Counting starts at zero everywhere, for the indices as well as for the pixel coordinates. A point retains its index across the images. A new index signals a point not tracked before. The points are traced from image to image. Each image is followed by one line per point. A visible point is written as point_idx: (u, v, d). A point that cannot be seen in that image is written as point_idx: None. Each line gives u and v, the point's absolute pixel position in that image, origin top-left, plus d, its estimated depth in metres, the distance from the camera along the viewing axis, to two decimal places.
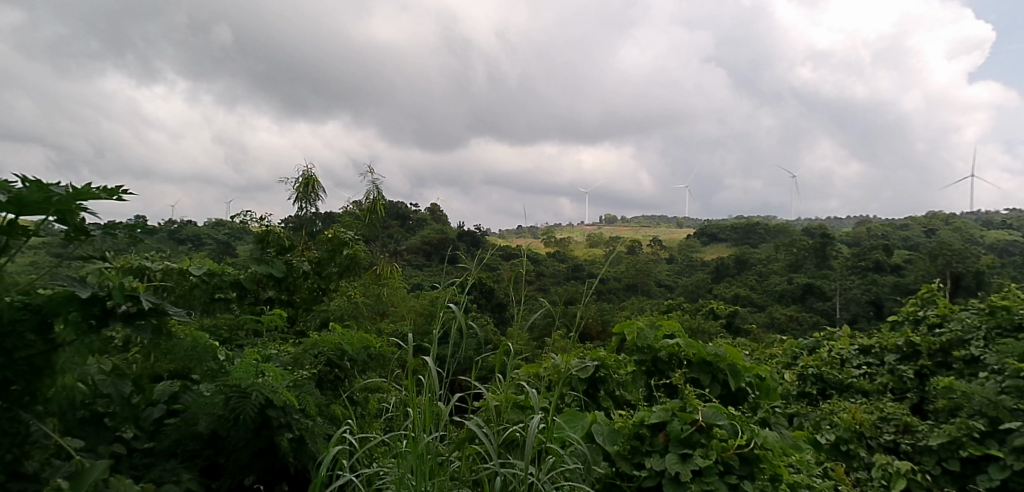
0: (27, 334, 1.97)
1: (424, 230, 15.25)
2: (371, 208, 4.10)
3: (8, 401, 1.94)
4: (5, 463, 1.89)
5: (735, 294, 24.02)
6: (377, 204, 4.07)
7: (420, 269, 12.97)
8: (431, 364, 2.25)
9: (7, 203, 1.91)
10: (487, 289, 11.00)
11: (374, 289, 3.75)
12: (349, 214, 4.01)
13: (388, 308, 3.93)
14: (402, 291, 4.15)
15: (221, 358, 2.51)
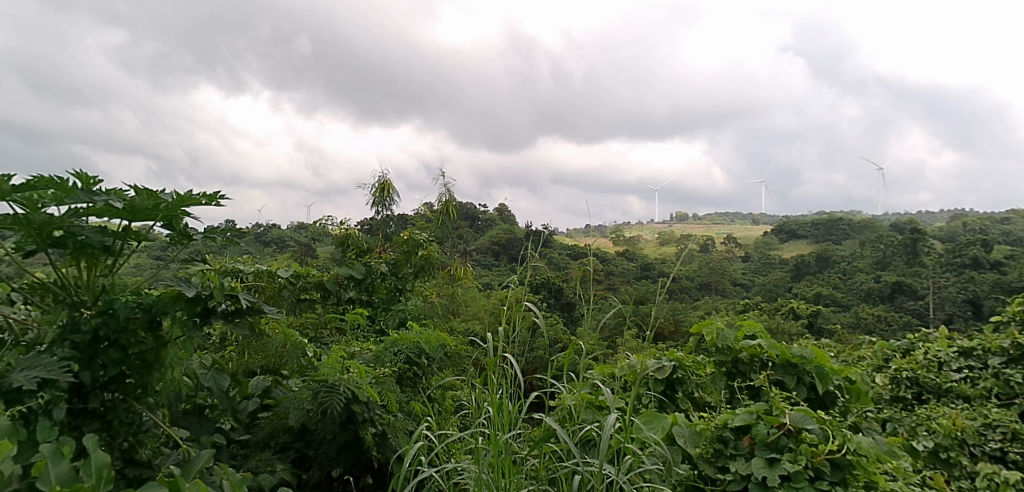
0: (140, 331, 2.15)
1: (493, 230, 15.42)
2: (442, 210, 4.15)
3: (124, 393, 2.13)
4: (123, 450, 2.12)
5: (817, 294, 23.01)
6: (450, 206, 4.15)
7: (489, 270, 13.15)
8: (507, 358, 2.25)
9: (123, 210, 2.10)
10: (557, 289, 11.04)
11: (448, 289, 3.80)
12: (422, 216, 4.09)
13: (462, 307, 3.99)
14: (475, 290, 4.21)
15: (310, 354, 2.63)
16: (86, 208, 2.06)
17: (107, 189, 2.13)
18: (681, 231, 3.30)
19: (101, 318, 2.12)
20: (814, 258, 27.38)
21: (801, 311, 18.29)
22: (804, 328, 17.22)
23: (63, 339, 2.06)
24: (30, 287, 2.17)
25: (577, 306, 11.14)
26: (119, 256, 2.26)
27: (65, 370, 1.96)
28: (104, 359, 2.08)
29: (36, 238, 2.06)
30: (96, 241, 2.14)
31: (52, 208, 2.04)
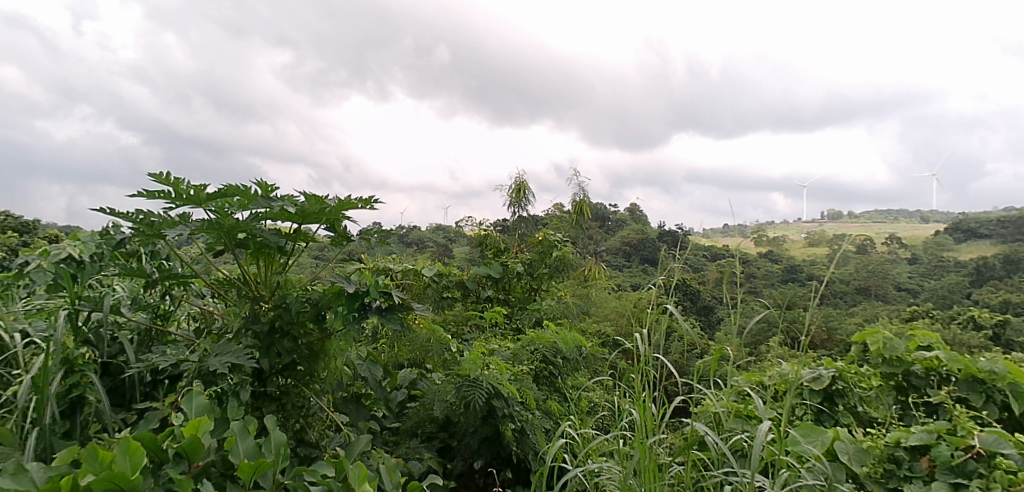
0: (308, 323, 2.38)
1: (624, 230, 15.23)
2: (575, 211, 4.19)
3: (295, 378, 2.38)
4: (296, 430, 2.37)
5: (1002, 301, 20.20)
6: (585, 205, 4.22)
7: (620, 271, 13.01)
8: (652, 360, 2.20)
9: (296, 215, 2.34)
10: (696, 291, 10.68)
11: (582, 289, 3.81)
12: (557, 217, 4.15)
13: (596, 308, 3.98)
14: (609, 291, 4.19)
15: (454, 349, 2.75)
16: (265, 213, 2.30)
17: (281, 196, 2.38)
18: (834, 229, 3.02)
19: (277, 311, 2.36)
20: (997, 261, 24.14)
21: (981, 320, 16.16)
22: (989, 340, 15.23)
23: (247, 329, 2.33)
24: (219, 282, 2.47)
25: (716, 308, 10.71)
26: (291, 255, 2.51)
27: (249, 357, 2.21)
28: (280, 347, 2.32)
29: (225, 240, 2.35)
30: (272, 242, 2.38)
31: (238, 214, 2.30)
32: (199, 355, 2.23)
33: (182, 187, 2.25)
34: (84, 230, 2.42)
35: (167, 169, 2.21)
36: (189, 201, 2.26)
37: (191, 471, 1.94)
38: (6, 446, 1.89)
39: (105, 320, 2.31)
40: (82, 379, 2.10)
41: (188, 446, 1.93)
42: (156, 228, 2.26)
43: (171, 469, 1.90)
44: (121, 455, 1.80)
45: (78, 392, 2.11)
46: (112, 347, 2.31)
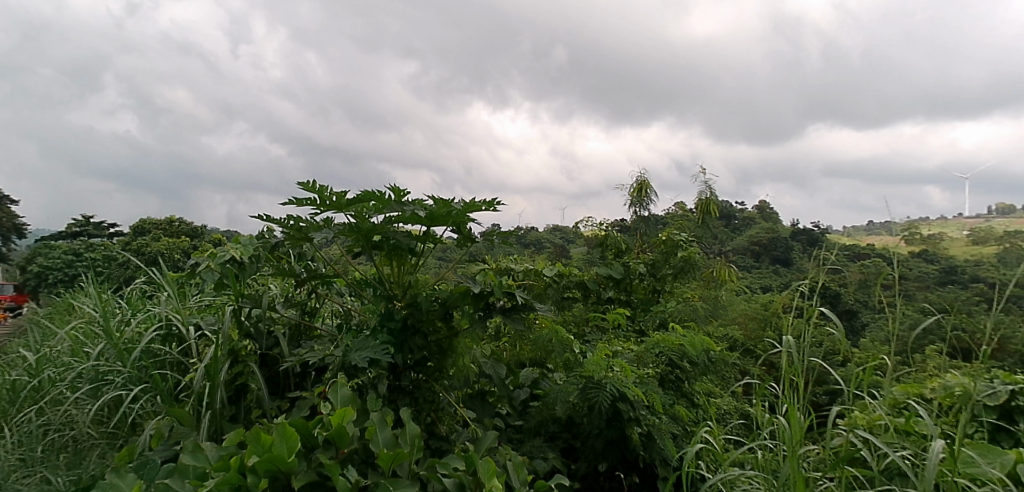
0: (437, 321, 2.48)
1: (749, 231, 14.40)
2: (701, 210, 4.05)
3: (426, 374, 2.50)
4: (428, 423, 2.49)
5: None
6: (711, 204, 4.07)
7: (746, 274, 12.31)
8: (805, 367, 1.99)
9: (425, 218, 2.47)
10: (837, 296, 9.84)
11: (711, 291, 3.65)
12: (681, 216, 4.03)
13: (725, 310, 3.79)
14: (738, 293, 3.98)
15: (576, 350, 2.74)
16: (398, 216, 2.44)
17: (412, 201, 2.53)
18: (1005, 228, 2.71)
19: (409, 309, 2.49)
20: None
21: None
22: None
23: (382, 326, 2.47)
24: (358, 282, 2.68)
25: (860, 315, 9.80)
26: (421, 256, 2.64)
27: (385, 352, 2.35)
28: (412, 344, 2.45)
29: (363, 242, 2.52)
30: (404, 243, 2.51)
31: (374, 218, 2.47)
32: (342, 350, 2.41)
33: (326, 193, 2.43)
34: (243, 234, 2.69)
35: (313, 178, 2.40)
36: (331, 207, 2.45)
37: (338, 457, 2.10)
38: (185, 426, 2.15)
39: (262, 315, 2.57)
40: (245, 368, 2.34)
41: (335, 434, 2.09)
42: (304, 231, 2.48)
43: (321, 454, 2.08)
44: (279, 439, 1.95)
45: (241, 380, 2.36)
46: (267, 340, 2.56)
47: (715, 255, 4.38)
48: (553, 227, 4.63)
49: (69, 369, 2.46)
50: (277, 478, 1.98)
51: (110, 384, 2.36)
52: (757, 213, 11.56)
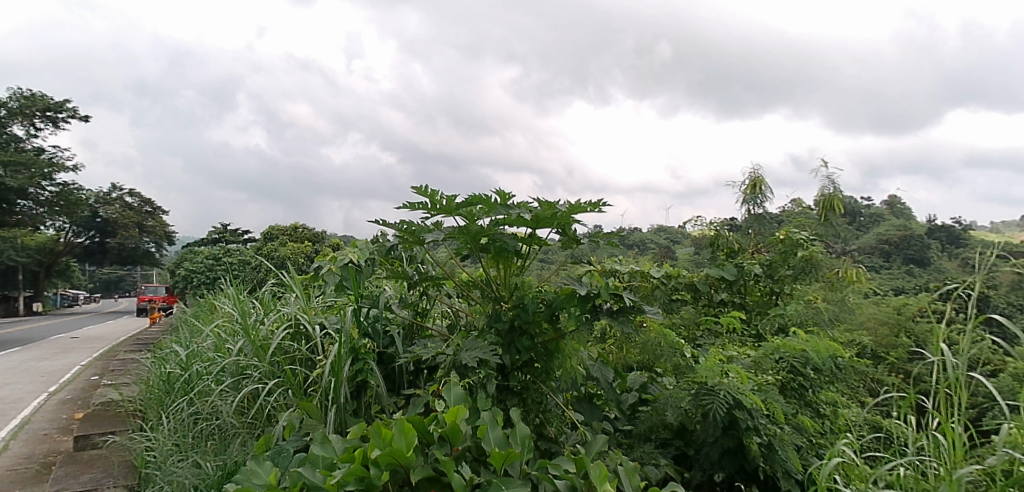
0: (543, 322, 2.50)
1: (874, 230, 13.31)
2: (824, 208, 3.87)
3: (534, 375, 2.53)
4: (536, 424, 2.51)
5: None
6: (836, 200, 3.89)
7: None
8: (963, 383, 1.80)
9: (530, 220, 2.49)
10: None
11: (837, 294, 3.40)
12: (804, 213, 3.90)
13: (853, 315, 3.51)
14: (867, 296, 3.69)
15: (687, 355, 2.65)
16: (504, 219, 2.48)
17: (517, 203, 2.55)
18: None
19: (516, 311, 2.52)
20: None
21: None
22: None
23: (490, 327, 2.53)
24: (466, 283, 2.76)
25: None
26: (527, 258, 2.68)
27: (494, 353, 2.40)
28: (519, 344, 2.48)
29: (471, 245, 2.59)
30: (510, 246, 2.55)
31: (481, 221, 2.52)
32: (453, 349, 2.49)
33: (436, 198, 2.53)
34: (360, 239, 2.86)
35: (424, 184, 2.53)
36: (441, 211, 2.54)
37: (452, 453, 2.17)
38: (314, 419, 2.32)
39: (378, 316, 2.72)
40: (364, 366, 2.49)
41: (449, 432, 2.16)
42: (417, 234, 2.58)
43: (436, 450, 2.15)
44: (398, 434, 2.04)
45: (361, 377, 2.51)
46: (384, 339, 2.71)
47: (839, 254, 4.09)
48: (660, 227, 4.52)
49: (215, 364, 2.73)
50: (397, 472, 2.07)
51: (249, 378, 2.59)
52: (888, 209, 10.65)
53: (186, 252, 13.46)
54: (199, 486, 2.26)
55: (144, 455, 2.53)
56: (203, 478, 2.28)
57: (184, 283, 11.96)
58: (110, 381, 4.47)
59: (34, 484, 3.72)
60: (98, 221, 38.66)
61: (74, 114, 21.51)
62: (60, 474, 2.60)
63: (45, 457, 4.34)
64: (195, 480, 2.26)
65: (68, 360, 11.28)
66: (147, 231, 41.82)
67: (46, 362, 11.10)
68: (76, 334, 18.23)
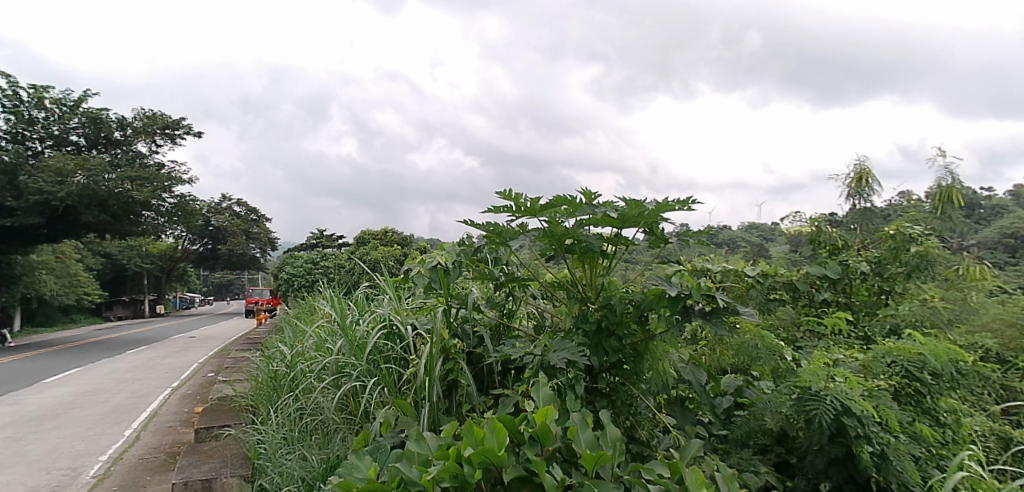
0: (632, 324, 2.46)
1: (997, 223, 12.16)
2: (941, 200, 3.63)
3: (622, 377, 2.50)
4: (627, 427, 2.48)
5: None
6: (955, 191, 3.63)
7: None
8: None
9: (617, 219, 2.46)
10: None
11: (956, 293, 3.13)
12: (918, 206, 3.63)
13: (976, 317, 3.22)
14: (992, 295, 3.37)
15: (788, 358, 2.52)
16: (590, 219, 2.46)
17: (602, 202, 2.53)
18: None
19: (603, 311, 2.50)
20: None
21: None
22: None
23: (578, 327, 2.52)
24: (552, 284, 2.77)
25: None
26: (613, 259, 2.64)
27: (582, 354, 2.39)
28: (607, 346, 2.46)
29: (556, 246, 2.59)
30: (596, 246, 2.53)
31: (566, 222, 2.51)
32: (541, 350, 2.51)
33: (521, 200, 2.56)
34: (447, 242, 2.97)
35: (509, 187, 2.57)
36: (526, 212, 2.56)
37: (543, 454, 2.17)
38: (409, 417, 2.40)
39: (467, 317, 2.79)
40: (455, 365, 2.57)
41: (540, 432, 2.16)
42: (503, 236, 2.61)
43: (528, 450, 2.16)
44: (490, 433, 2.08)
45: (452, 376, 2.58)
46: (472, 339, 2.78)
47: (959, 251, 3.75)
48: (753, 224, 4.34)
49: (316, 362, 2.90)
50: (490, 470, 2.09)
51: (347, 376, 2.74)
52: (1015, 198, 9.70)
53: (287, 256, 14.34)
54: (305, 478, 2.41)
55: (256, 447, 2.72)
56: (309, 471, 2.43)
57: (286, 287, 12.74)
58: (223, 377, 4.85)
59: (162, 471, 4.08)
60: (209, 229, 42.01)
61: (190, 129, 23.44)
62: (185, 462, 2.83)
63: (170, 447, 4.75)
64: (303, 472, 2.42)
65: (188, 358, 12.32)
66: (250, 238, 44.91)
67: (169, 359, 12.18)
68: (193, 334, 19.91)
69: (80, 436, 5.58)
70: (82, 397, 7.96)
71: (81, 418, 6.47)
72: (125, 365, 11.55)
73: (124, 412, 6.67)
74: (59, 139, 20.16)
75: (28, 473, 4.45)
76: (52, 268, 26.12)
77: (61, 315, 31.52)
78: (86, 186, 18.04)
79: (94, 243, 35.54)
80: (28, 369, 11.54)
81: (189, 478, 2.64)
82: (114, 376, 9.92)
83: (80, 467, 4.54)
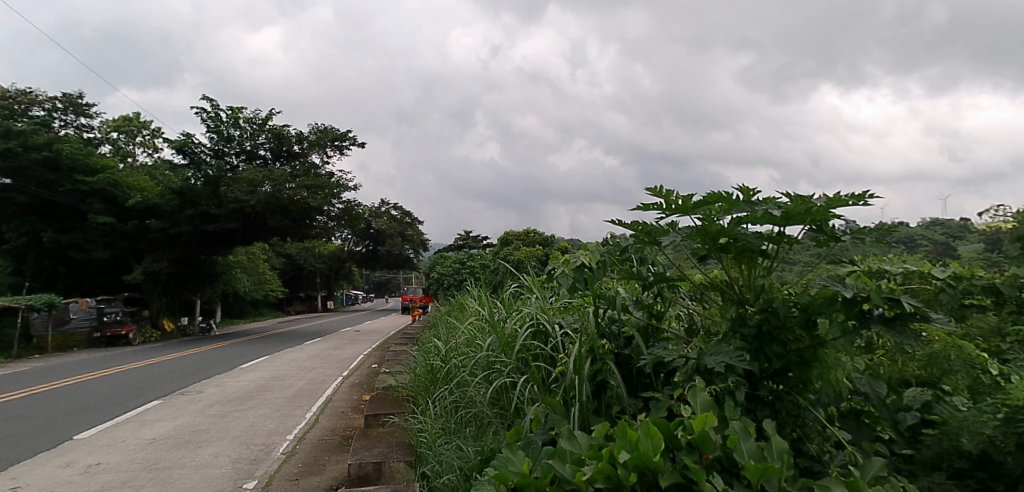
0: (797, 329, 2.30)
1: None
2: None
3: (788, 385, 2.35)
4: (793, 439, 2.32)
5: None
6: None
7: None
8: None
9: (780, 217, 2.31)
10: None
11: None
12: None
13: None
14: None
15: (992, 373, 2.24)
16: (748, 216, 2.33)
17: (763, 199, 2.38)
18: None
19: (764, 314, 2.37)
20: None
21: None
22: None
23: (735, 331, 2.41)
24: (705, 285, 2.67)
25: None
26: (774, 259, 2.48)
27: (741, 359, 2.28)
28: (769, 352, 2.33)
29: (709, 244, 2.48)
30: (756, 245, 2.38)
31: (722, 219, 2.39)
32: (695, 354, 2.43)
33: (671, 197, 2.49)
34: (591, 242, 2.96)
35: (659, 184, 2.51)
36: (677, 211, 2.49)
37: (702, 461, 2.09)
38: (559, 415, 2.43)
39: (615, 317, 2.77)
40: (604, 365, 2.57)
41: (698, 439, 2.08)
42: (652, 235, 2.54)
43: (686, 456, 2.08)
44: (644, 436, 2.01)
45: (601, 377, 2.58)
46: (621, 340, 2.75)
47: None
48: (936, 221, 3.85)
49: (469, 357, 3.05)
50: (645, 475, 2.02)
51: (498, 372, 2.86)
52: None
53: (436, 256, 15.18)
54: (463, 467, 2.53)
55: (418, 435, 2.93)
56: (466, 461, 2.55)
57: (437, 286, 13.48)
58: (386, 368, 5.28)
59: (337, 452, 4.55)
60: (370, 232, 45.74)
61: (354, 140, 25.61)
62: (357, 445, 3.10)
63: (343, 432, 5.27)
64: (461, 462, 2.55)
65: (354, 349, 13.51)
66: (404, 240, 48.11)
67: (338, 350, 13.47)
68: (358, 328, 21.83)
69: (271, 416, 6.34)
70: (270, 382, 9.05)
71: (272, 400, 7.34)
72: (303, 354, 12.93)
73: (305, 397, 7.47)
74: (250, 154, 23.14)
75: (232, 446, 5.13)
76: (246, 267, 30.04)
77: (249, 308, 36.16)
78: (271, 195, 20.60)
79: (276, 244, 40.34)
80: (231, 355, 13.41)
81: (362, 460, 2.88)
82: (295, 364, 11.17)
83: (272, 444, 5.16)
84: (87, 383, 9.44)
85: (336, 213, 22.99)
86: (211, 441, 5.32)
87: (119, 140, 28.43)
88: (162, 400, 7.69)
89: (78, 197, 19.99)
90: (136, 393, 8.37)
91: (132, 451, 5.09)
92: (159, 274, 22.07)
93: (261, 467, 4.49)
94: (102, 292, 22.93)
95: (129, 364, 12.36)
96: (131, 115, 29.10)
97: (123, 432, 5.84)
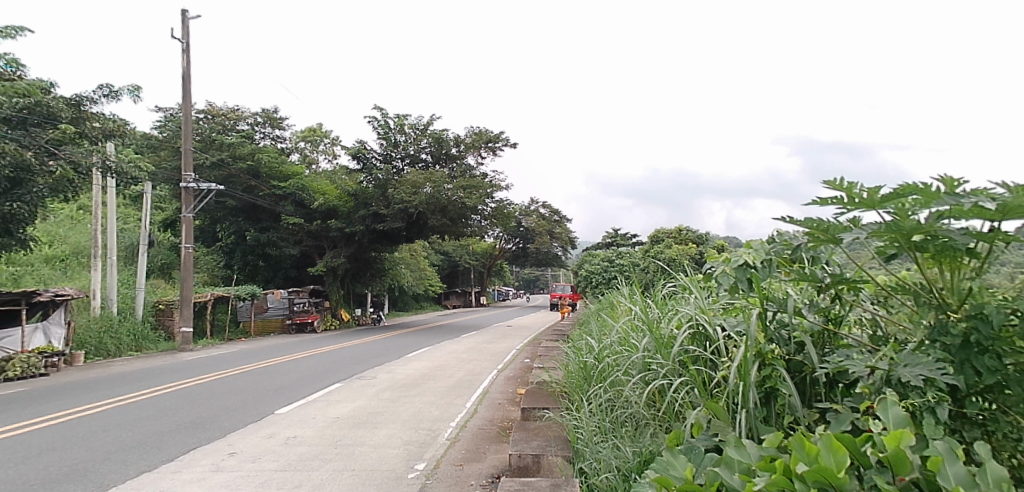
0: (1017, 341, 1.98)
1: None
2: None
3: (1004, 404, 2.05)
4: (1012, 466, 2.05)
5: None
6: None
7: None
8: None
9: (995, 212, 1.99)
10: None
11: None
12: None
13: None
14: None
15: None
16: (951, 211, 2.04)
17: (970, 191, 2.08)
18: None
19: (971, 323, 2.06)
20: None
21: None
22: None
23: (935, 340, 2.15)
24: (893, 287, 2.40)
25: None
26: (984, 259, 2.16)
27: (943, 371, 2.02)
28: (977, 365, 2.03)
29: (901, 243, 2.21)
30: (961, 243, 2.08)
31: (918, 214, 2.12)
32: (885, 364, 2.19)
33: (854, 191, 2.27)
34: (755, 240, 2.77)
35: (839, 177, 2.29)
36: (861, 205, 2.26)
37: (897, 483, 1.84)
38: (723, 421, 2.31)
39: (785, 321, 2.58)
40: (774, 373, 2.41)
41: (892, 458, 1.84)
42: (830, 233, 2.30)
43: (877, 476, 1.86)
44: (826, 450, 1.84)
45: (771, 383, 2.43)
46: (791, 346, 2.56)
47: None
48: None
49: (624, 357, 3.02)
50: None
51: (654, 373, 2.80)
52: None
53: (586, 254, 15.16)
54: (621, 467, 2.52)
55: (575, 431, 2.97)
56: (623, 461, 2.54)
57: (586, 283, 13.45)
58: (540, 363, 5.40)
59: (498, 442, 4.73)
60: (520, 230, 46.98)
61: (506, 141, 26.41)
62: (516, 436, 3.21)
63: (500, 423, 5.49)
64: (619, 462, 2.54)
65: (508, 344, 13.91)
66: (552, 238, 48.78)
67: (493, 344, 13.93)
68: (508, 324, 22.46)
69: (436, 404, 6.73)
70: (435, 371, 9.63)
71: (435, 389, 7.79)
72: (461, 347, 13.60)
73: (466, 387, 7.84)
74: (414, 158, 24.82)
75: (403, 429, 5.53)
76: (410, 263, 32.29)
77: (410, 301, 38.88)
78: (432, 197, 21.86)
79: (436, 241, 42.97)
80: (394, 345, 14.50)
81: (522, 450, 2.98)
82: (455, 356, 11.78)
83: (437, 429, 5.49)
84: (279, 365, 10.75)
85: (489, 213, 23.88)
86: (386, 424, 5.77)
87: (306, 149, 31.86)
88: (342, 383, 8.50)
89: (273, 200, 22.92)
90: (321, 375, 9.36)
91: (321, 427, 5.69)
92: (337, 268, 24.60)
93: (429, 450, 4.79)
94: (292, 284, 26.07)
95: (310, 349, 13.87)
96: (315, 126, 32.54)
97: (312, 410, 6.56)
